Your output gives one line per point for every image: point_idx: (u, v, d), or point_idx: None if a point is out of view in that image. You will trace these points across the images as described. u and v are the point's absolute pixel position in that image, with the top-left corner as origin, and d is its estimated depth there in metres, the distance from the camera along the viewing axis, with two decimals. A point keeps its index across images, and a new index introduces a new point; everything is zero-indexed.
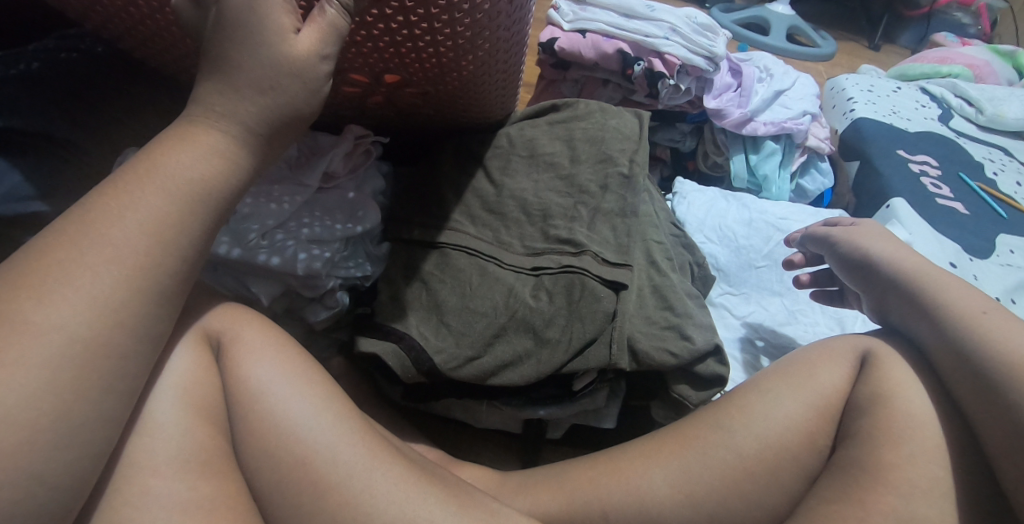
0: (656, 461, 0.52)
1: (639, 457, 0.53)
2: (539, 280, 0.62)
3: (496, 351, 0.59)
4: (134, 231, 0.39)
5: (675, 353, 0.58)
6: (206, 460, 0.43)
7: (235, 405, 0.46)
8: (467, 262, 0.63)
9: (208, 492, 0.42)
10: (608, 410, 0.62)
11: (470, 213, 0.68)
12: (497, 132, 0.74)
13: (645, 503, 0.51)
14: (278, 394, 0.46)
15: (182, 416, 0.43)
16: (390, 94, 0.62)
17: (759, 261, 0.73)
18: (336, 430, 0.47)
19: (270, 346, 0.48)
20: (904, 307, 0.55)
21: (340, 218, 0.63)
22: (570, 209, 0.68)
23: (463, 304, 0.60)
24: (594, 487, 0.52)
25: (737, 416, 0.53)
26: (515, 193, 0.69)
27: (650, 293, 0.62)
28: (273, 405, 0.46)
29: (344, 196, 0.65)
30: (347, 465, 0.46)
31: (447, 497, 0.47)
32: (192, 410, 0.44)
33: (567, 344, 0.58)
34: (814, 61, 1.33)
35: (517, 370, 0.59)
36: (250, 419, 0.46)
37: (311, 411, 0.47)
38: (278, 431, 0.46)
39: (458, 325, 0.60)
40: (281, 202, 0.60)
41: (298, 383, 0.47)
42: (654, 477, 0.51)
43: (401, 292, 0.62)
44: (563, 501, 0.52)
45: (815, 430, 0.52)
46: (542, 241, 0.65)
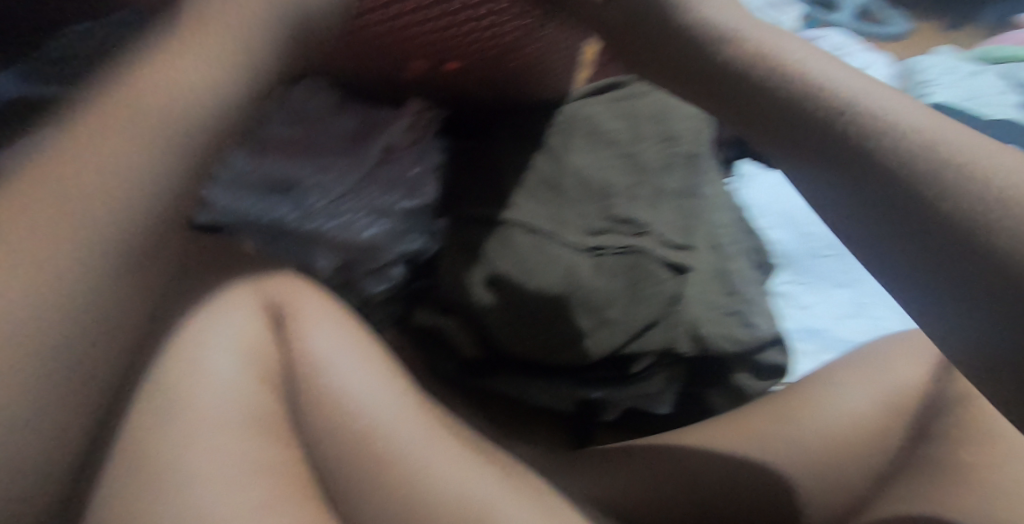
0: (717, 445, 0.52)
1: (698, 443, 0.53)
2: (600, 260, 0.60)
3: (557, 330, 0.58)
4: (104, 156, 0.38)
5: (736, 339, 0.57)
6: (266, 423, 0.41)
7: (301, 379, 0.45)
8: (527, 241, 0.61)
9: (271, 456, 0.40)
10: (665, 394, 0.59)
11: (529, 189, 0.66)
12: (557, 108, 0.71)
13: (700, 488, 0.50)
14: (338, 366, 0.45)
15: (242, 376, 0.42)
16: (454, 79, 0.66)
17: (827, 250, 0.69)
18: (397, 406, 0.45)
19: (333, 324, 0.47)
20: (874, 177, 0.35)
21: (397, 192, 0.64)
22: (631, 188, 0.66)
23: (523, 281, 0.59)
24: (648, 469, 0.52)
25: (801, 409, 0.53)
26: (577, 171, 0.67)
27: (714, 276, 0.60)
28: (330, 377, 0.45)
29: (406, 170, 0.65)
30: (409, 441, 0.44)
31: (509, 483, 0.45)
32: (253, 372, 0.43)
33: (626, 326, 0.57)
34: None
35: (576, 350, 0.58)
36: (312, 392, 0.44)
37: (372, 385, 0.45)
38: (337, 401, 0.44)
39: (516, 302, 0.59)
40: (339, 174, 0.62)
41: (360, 356, 0.46)
42: (712, 461, 0.51)
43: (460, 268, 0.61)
44: (616, 484, 0.51)
45: (881, 434, 0.52)
46: (602, 220, 0.64)
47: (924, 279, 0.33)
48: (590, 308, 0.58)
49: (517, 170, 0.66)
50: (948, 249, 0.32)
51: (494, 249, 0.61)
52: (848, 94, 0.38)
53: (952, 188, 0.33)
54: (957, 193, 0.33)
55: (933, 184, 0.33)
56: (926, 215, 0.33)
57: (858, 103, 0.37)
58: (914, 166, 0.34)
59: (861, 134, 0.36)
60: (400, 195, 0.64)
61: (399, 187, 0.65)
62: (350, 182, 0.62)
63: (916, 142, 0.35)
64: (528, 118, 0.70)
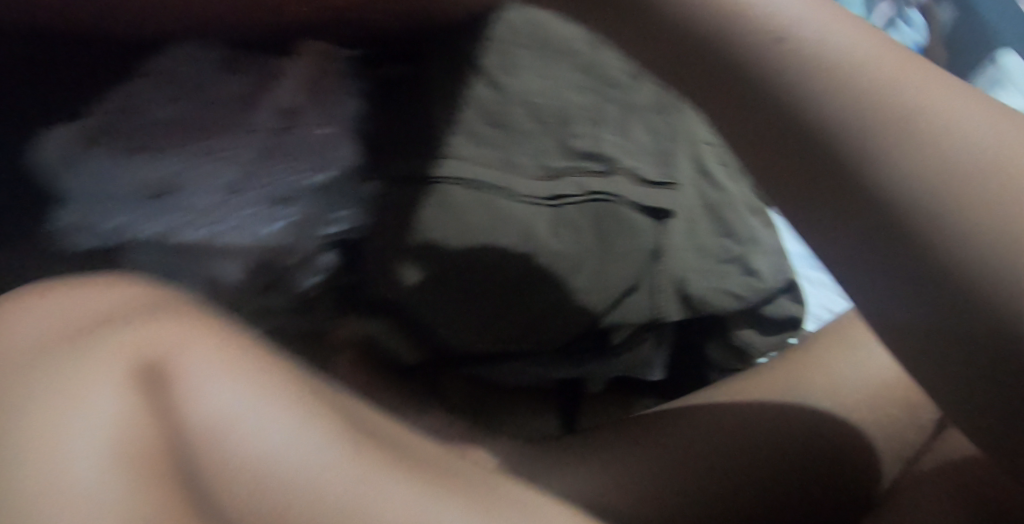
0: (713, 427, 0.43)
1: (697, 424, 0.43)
2: (560, 213, 0.50)
3: (522, 308, 0.48)
4: None
5: (738, 295, 0.48)
6: None
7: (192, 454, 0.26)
8: (470, 199, 0.51)
9: None
10: (657, 358, 0.51)
11: (469, 129, 0.54)
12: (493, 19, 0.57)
13: (693, 481, 0.41)
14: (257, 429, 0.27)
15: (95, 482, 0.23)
16: None
17: None
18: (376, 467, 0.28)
19: (226, 363, 0.28)
20: (861, 215, 0.25)
21: (302, 164, 0.52)
22: (593, 110, 0.55)
23: (470, 256, 0.49)
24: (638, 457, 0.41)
25: (822, 377, 0.45)
26: (524, 100, 0.55)
27: (704, 213, 0.50)
28: (233, 446, 0.26)
29: (311, 132, 0.54)
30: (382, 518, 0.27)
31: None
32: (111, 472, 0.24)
33: (600, 298, 0.48)
34: None
35: (546, 333, 0.48)
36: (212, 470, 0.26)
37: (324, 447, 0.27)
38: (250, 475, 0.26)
39: (464, 285, 0.48)
40: (227, 159, 0.51)
41: (282, 410, 0.27)
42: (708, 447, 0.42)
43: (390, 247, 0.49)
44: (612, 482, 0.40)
45: (901, 393, 0.44)
46: (561, 157, 0.53)
47: (899, 306, 0.25)
48: (555, 279, 0.48)
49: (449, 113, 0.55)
50: (962, 316, 0.24)
51: (434, 220, 0.50)
52: (809, 43, 0.27)
53: (895, 188, 0.25)
54: (916, 207, 0.24)
55: (925, 220, 0.24)
56: (892, 240, 0.25)
57: (816, 53, 0.27)
58: (864, 170, 0.25)
59: (807, 112, 0.27)
60: (307, 168, 0.52)
61: (305, 159, 0.53)
62: (237, 168, 0.51)
63: (893, 126, 0.26)
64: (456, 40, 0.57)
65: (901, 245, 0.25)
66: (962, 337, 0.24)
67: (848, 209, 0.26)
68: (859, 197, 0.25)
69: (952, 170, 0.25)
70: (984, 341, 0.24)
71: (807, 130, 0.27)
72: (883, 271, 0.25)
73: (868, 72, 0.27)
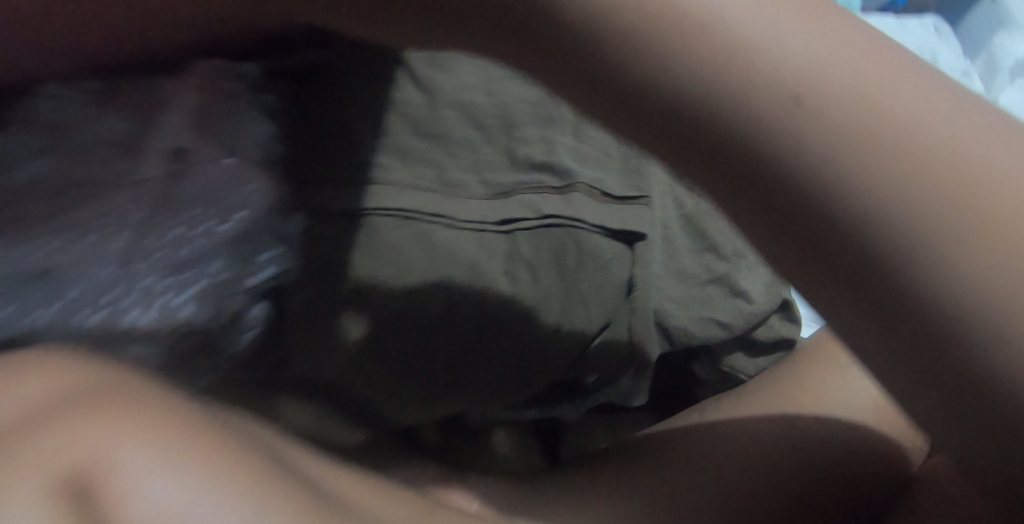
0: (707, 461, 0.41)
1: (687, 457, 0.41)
2: (512, 241, 0.42)
3: (480, 361, 0.42)
4: None
5: (725, 321, 0.41)
6: None
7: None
8: (401, 235, 0.42)
9: None
10: (639, 387, 0.45)
11: (396, 145, 0.45)
12: None
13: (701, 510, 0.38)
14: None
15: None
16: None
17: None
18: None
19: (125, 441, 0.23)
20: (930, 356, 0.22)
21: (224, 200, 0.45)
22: (540, 106, 0.47)
23: (408, 304, 0.42)
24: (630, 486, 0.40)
25: (804, 402, 0.43)
26: (457, 102, 0.47)
27: (678, 223, 0.43)
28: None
29: (223, 165, 0.45)
30: None
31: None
32: None
33: (567, 336, 0.41)
34: None
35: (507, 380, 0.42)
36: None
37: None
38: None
39: (405, 338, 0.42)
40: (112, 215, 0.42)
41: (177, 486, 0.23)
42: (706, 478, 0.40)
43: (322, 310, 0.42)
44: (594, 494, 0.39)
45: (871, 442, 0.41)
46: (508, 170, 0.45)
47: (929, 411, 0.23)
48: (510, 325, 0.41)
49: (370, 123, 0.46)
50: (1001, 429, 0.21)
51: (373, 268, 0.42)
52: (883, 111, 0.23)
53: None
54: (837, 185, 0.23)
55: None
56: (790, 219, 0.24)
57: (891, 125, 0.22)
58: (755, 137, 0.23)
59: (862, 233, 0.22)
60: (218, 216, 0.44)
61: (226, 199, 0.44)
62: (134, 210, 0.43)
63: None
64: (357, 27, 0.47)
65: (830, 249, 0.23)
66: (866, 300, 0.23)
67: (743, 176, 0.24)
68: (818, 215, 0.23)
69: (899, 151, 0.22)
70: (881, 299, 0.22)
71: (707, 119, 0.24)
72: (812, 265, 0.23)
73: (796, 41, 0.23)
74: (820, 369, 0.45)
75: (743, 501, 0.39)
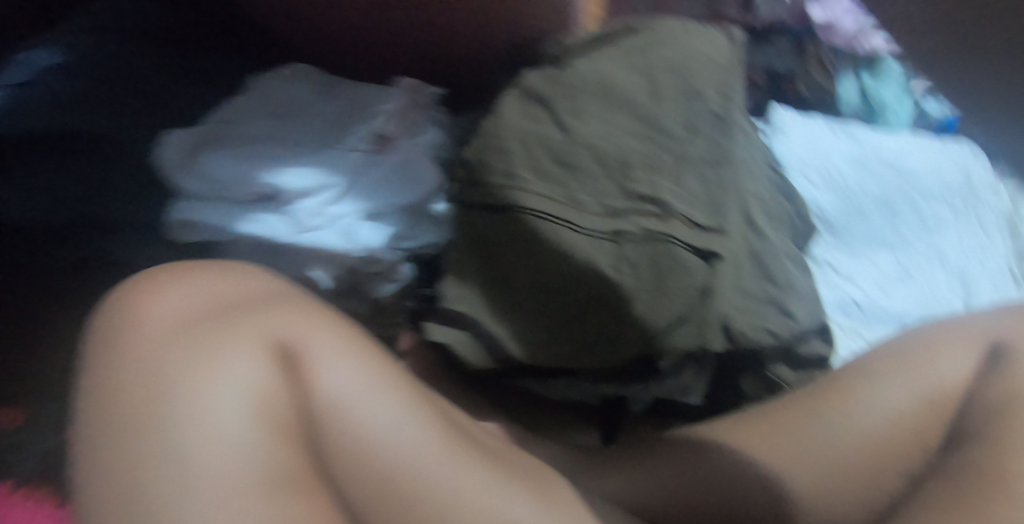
0: (737, 450, 0.49)
1: (722, 446, 0.50)
2: (620, 248, 0.55)
3: (579, 327, 0.53)
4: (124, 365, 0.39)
5: (773, 331, 0.54)
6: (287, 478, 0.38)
7: (319, 431, 0.42)
8: (535, 229, 0.55)
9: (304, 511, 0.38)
10: (696, 384, 0.56)
11: (536, 165, 0.59)
12: (564, 66, 0.63)
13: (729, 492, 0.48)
14: (359, 408, 0.42)
15: (262, 434, 0.38)
16: None
17: (869, 207, 0.63)
18: (422, 441, 0.43)
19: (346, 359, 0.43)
20: None
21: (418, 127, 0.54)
22: (650, 156, 0.59)
23: (534, 278, 0.54)
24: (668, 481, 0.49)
25: (835, 404, 0.49)
26: (587, 143, 0.60)
27: (747, 261, 0.56)
28: (359, 422, 0.42)
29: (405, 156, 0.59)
30: (434, 470, 0.43)
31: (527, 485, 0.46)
32: (271, 426, 0.39)
33: (653, 324, 0.52)
34: None
35: (598, 352, 0.53)
36: (335, 446, 0.42)
37: (394, 420, 0.43)
38: (370, 452, 0.42)
39: (528, 303, 0.54)
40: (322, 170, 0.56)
41: (377, 392, 0.43)
42: (738, 469, 0.48)
43: (467, 271, 0.55)
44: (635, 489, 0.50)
45: (918, 421, 0.47)
46: (621, 198, 0.57)
47: None
48: (610, 308, 0.53)
49: (520, 147, 0.59)
50: None
51: (508, 244, 0.55)
52: None
53: None
54: None
55: None
56: None
57: None
58: None
59: None
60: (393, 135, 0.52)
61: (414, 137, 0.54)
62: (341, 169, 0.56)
63: None
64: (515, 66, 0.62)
65: None
66: None
67: None
68: None
69: None
70: None
71: None
72: None
73: None
74: (855, 376, 0.50)
75: (760, 483, 0.48)
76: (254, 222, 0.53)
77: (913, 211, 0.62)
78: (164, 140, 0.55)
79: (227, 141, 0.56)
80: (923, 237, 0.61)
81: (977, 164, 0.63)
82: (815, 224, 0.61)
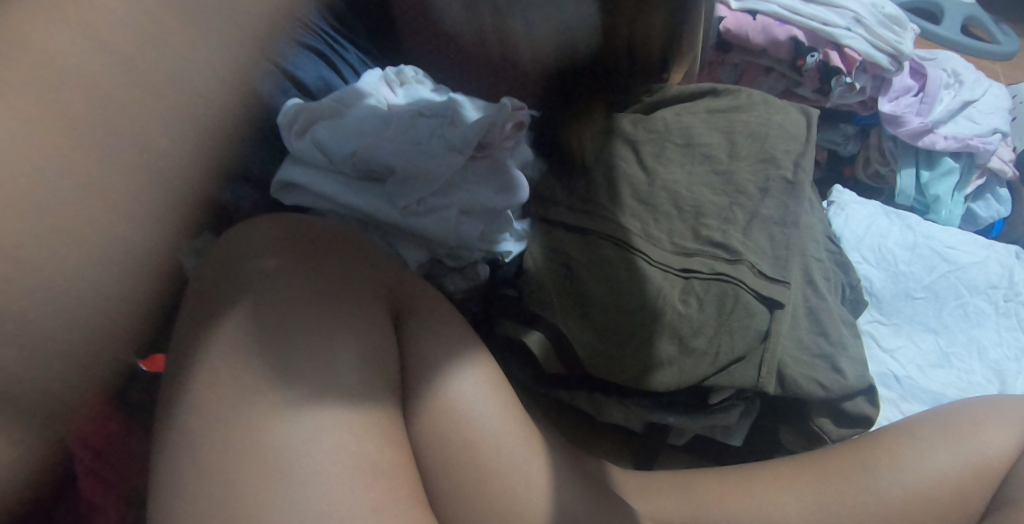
0: (792, 488, 0.51)
1: (773, 483, 0.52)
2: (688, 284, 0.58)
3: (642, 356, 0.55)
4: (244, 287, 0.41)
5: (825, 385, 0.55)
6: (385, 421, 0.41)
7: (408, 383, 0.46)
8: (613, 254, 0.59)
9: (392, 456, 0.40)
10: (739, 427, 0.59)
11: (619, 199, 0.63)
12: (651, 116, 0.68)
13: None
14: (452, 377, 0.46)
15: (365, 376, 0.42)
16: None
17: (917, 292, 0.66)
18: (501, 419, 0.47)
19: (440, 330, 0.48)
20: None
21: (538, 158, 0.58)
22: (725, 209, 0.63)
23: (610, 299, 0.57)
24: (725, 503, 0.51)
25: (885, 460, 0.51)
26: (666, 187, 0.64)
27: (803, 314, 0.59)
28: (447, 390, 0.46)
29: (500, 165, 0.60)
30: (508, 453, 0.47)
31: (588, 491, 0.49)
32: (377, 371, 0.42)
33: (713, 357, 0.55)
34: (991, 60, 1.03)
35: (659, 375, 0.55)
36: (422, 400, 0.45)
37: (482, 396, 0.47)
38: (451, 416, 0.46)
39: (599, 318, 0.57)
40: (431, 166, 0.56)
41: (467, 368, 0.47)
42: (789, 505, 0.50)
43: (544, 279, 0.60)
44: (691, 509, 0.51)
45: (966, 489, 0.50)
46: (693, 241, 0.61)
47: None
48: (674, 334, 0.56)
49: (605, 180, 0.63)
50: None
51: (585, 261, 0.59)
52: None
53: None
54: None
55: None
56: None
57: None
58: None
59: None
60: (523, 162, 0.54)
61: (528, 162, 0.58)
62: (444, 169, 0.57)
63: None
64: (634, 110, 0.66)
65: None
66: None
67: None
68: None
69: None
70: None
71: None
72: None
73: None
74: (906, 436, 0.53)
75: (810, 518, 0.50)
76: (355, 196, 0.56)
77: (958, 300, 0.66)
78: (284, 105, 0.55)
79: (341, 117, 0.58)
80: (965, 325, 0.65)
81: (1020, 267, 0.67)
82: (865, 296, 0.65)
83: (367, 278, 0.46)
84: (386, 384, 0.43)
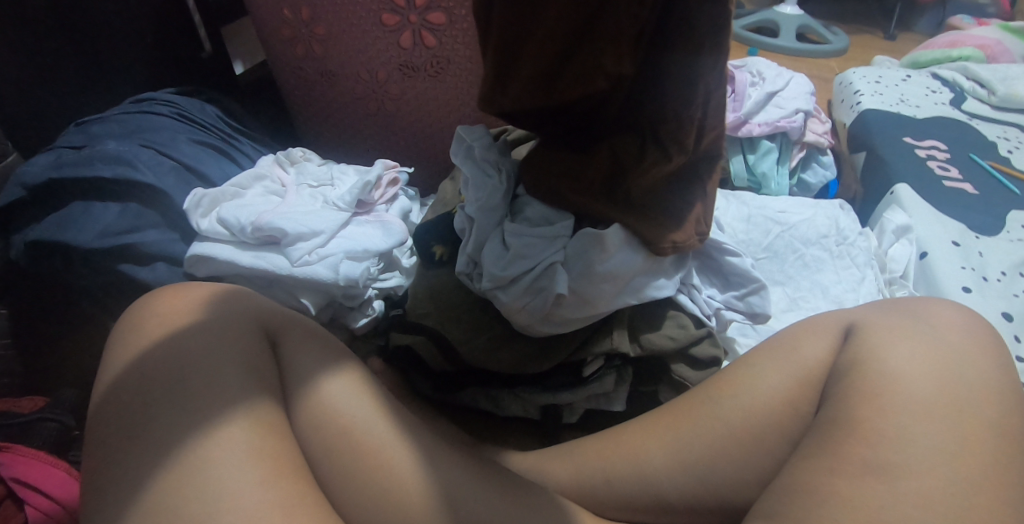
0: (652, 436, 0.57)
1: (639, 433, 0.58)
2: (523, 301, 0.59)
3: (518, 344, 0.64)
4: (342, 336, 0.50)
5: (674, 338, 0.63)
6: (275, 453, 0.48)
7: (292, 404, 0.53)
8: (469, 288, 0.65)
9: (267, 474, 0.46)
10: (618, 393, 0.64)
11: None
12: (456, 137, 0.66)
13: (645, 473, 0.55)
14: (326, 383, 0.54)
15: (246, 383, 0.50)
16: (422, 27, 0.74)
17: (760, 253, 0.78)
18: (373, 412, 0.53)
19: (323, 347, 0.57)
20: None
21: (528, 258, 0.59)
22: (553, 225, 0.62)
23: (482, 307, 0.65)
24: (601, 463, 0.57)
25: (725, 390, 0.58)
26: (478, 214, 0.62)
27: None
28: (319, 389, 0.53)
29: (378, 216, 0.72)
30: (380, 438, 0.52)
31: (466, 468, 0.54)
32: (253, 380, 0.51)
33: (573, 337, 0.63)
34: (817, 57, 1.31)
35: (527, 360, 0.63)
36: (309, 416, 0.52)
37: (350, 394, 0.54)
38: (328, 413, 0.53)
39: (472, 321, 0.64)
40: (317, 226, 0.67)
41: (355, 393, 0.54)
42: (652, 450, 0.56)
43: (425, 316, 0.64)
44: (572, 474, 0.57)
45: (798, 396, 0.56)
46: (537, 250, 0.60)
47: None
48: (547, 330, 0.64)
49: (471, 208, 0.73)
50: None
51: (442, 305, 0.65)
52: None
53: None
54: None
55: None
56: None
57: None
58: None
59: None
60: (549, 322, 0.61)
61: (508, 262, 0.59)
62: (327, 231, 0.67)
63: None
64: (657, 101, 0.53)
65: None
66: None
67: None
68: None
69: None
70: None
71: None
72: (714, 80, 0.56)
73: None
74: (735, 375, 0.59)
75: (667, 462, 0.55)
76: (259, 260, 0.65)
77: (796, 254, 0.78)
78: (189, 194, 0.67)
79: (240, 198, 0.68)
80: (806, 273, 0.76)
81: (844, 214, 0.82)
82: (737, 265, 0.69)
83: (247, 316, 0.55)
84: (271, 401, 0.51)
